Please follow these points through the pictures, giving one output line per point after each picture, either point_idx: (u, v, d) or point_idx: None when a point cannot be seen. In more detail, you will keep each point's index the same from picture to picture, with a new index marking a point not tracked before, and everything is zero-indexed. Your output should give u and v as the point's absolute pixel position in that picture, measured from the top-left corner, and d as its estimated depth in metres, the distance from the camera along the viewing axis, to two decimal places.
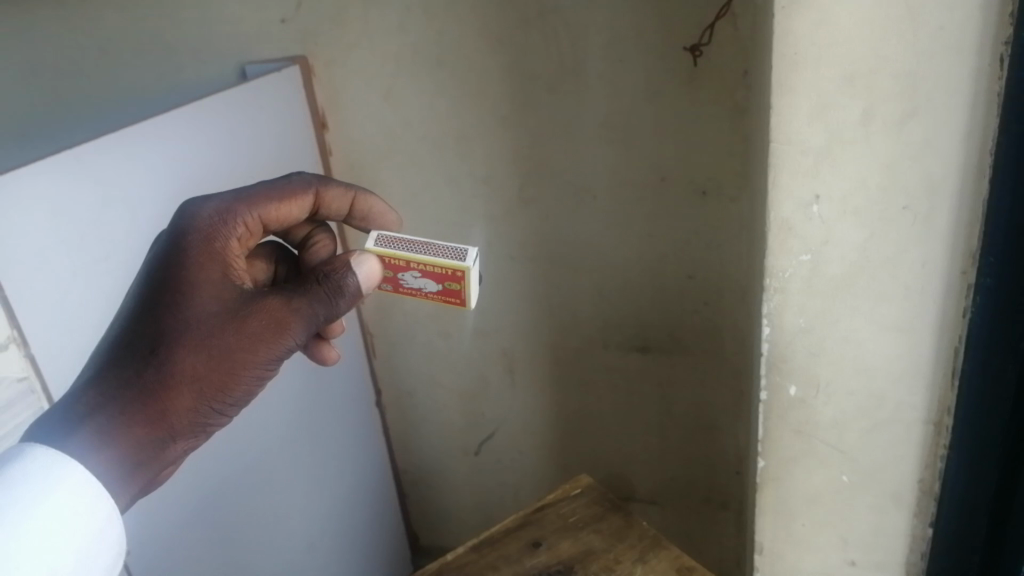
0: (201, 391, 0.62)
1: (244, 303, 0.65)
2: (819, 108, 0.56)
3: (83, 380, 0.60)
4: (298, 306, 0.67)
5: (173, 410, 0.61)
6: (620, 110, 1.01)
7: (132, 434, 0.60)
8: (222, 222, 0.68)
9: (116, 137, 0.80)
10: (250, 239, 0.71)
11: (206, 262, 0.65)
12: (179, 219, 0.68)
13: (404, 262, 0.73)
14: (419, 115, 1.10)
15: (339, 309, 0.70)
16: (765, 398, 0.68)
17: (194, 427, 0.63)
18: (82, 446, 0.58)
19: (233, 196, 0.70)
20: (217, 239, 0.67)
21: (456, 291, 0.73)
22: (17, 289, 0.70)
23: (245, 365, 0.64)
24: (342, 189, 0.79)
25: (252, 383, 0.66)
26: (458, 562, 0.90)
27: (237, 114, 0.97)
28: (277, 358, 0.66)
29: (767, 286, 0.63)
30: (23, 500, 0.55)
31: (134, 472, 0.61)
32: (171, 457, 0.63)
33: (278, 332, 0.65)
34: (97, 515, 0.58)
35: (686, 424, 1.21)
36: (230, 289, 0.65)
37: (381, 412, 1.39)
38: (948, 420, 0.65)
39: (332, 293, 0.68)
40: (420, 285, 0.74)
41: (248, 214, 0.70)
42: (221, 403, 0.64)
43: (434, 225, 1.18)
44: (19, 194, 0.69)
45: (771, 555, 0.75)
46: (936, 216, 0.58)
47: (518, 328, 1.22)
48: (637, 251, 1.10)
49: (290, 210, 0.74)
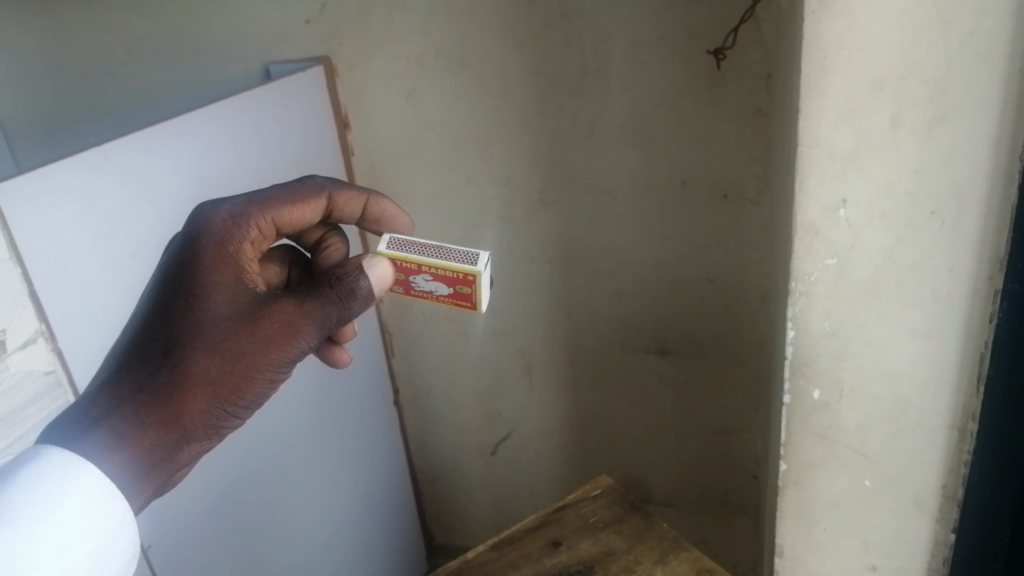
0: (214, 394, 0.63)
1: (257, 306, 0.65)
2: (849, 112, 0.56)
3: (96, 384, 0.61)
4: (311, 308, 0.67)
5: (186, 412, 0.62)
6: (642, 113, 1.01)
7: (147, 436, 0.60)
8: (235, 226, 0.69)
9: (143, 134, 0.81)
10: (263, 242, 0.72)
11: (220, 266, 0.66)
12: (193, 223, 0.69)
13: (416, 265, 0.73)
14: (441, 116, 1.11)
15: (351, 312, 0.70)
16: (788, 401, 0.68)
17: (207, 429, 0.64)
18: (96, 447, 0.58)
19: (246, 200, 0.71)
20: (230, 243, 0.68)
21: (467, 294, 0.73)
22: (47, 285, 0.71)
23: (258, 367, 0.65)
24: (355, 192, 0.80)
25: (264, 386, 0.66)
26: (480, 560, 0.91)
27: (261, 113, 0.98)
28: (289, 360, 0.66)
29: (791, 290, 0.63)
30: (38, 502, 0.55)
31: (148, 473, 0.61)
32: (184, 458, 0.64)
33: (290, 335, 0.66)
34: (109, 518, 0.58)
35: (703, 427, 1.21)
36: (242, 292, 0.66)
37: (398, 410, 1.39)
38: (972, 425, 0.64)
39: (344, 296, 0.69)
40: (432, 289, 0.74)
41: (261, 217, 0.71)
42: (234, 406, 0.65)
43: (454, 226, 1.18)
44: (49, 190, 0.71)
45: (792, 558, 0.76)
46: (964, 220, 0.58)
47: (537, 329, 1.23)
48: (656, 253, 1.10)
49: (303, 214, 0.75)
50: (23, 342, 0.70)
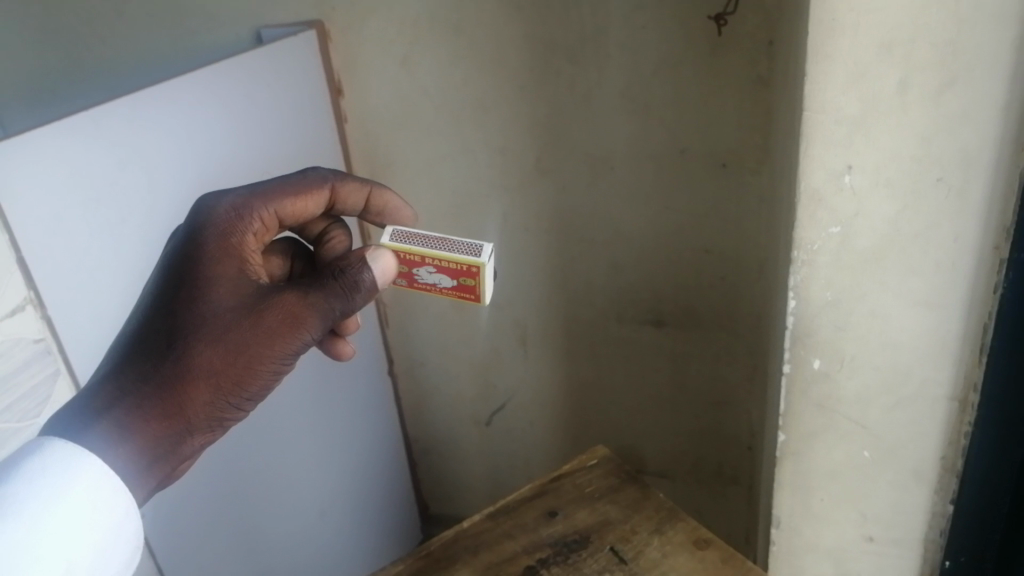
0: (217, 386, 0.61)
1: (261, 297, 0.64)
2: (856, 75, 0.56)
3: (99, 375, 0.60)
4: (315, 301, 0.65)
5: (191, 404, 0.60)
6: (641, 80, 0.99)
7: (150, 428, 0.59)
8: (238, 217, 0.67)
9: (133, 99, 0.79)
10: (266, 234, 0.70)
11: (223, 257, 0.64)
12: (196, 215, 0.67)
13: (419, 257, 0.72)
14: (436, 83, 1.09)
15: (355, 304, 0.68)
16: (788, 370, 0.68)
17: (211, 421, 0.62)
18: (99, 439, 0.57)
19: (249, 191, 0.69)
20: (233, 234, 0.66)
21: (470, 287, 0.72)
22: (38, 252, 0.70)
23: (261, 360, 0.63)
24: (358, 183, 0.77)
25: (269, 378, 0.65)
26: (475, 531, 0.87)
27: (252, 77, 0.96)
28: (293, 353, 0.65)
29: (794, 258, 0.63)
30: (42, 495, 0.55)
31: (152, 466, 0.60)
32: (188, 451, 0.62)
33: (294, 327, 0.64)
34: (114, 511, 0.57)
35: (699, 398, 1.20)
36: (246, 284, 0.64)
37: (392, 381, 1.39)
38: (974, 396, 0.65)
39: (348, 288, 0.67)
40: (435, 281, 0.73)
41: (265, 209, 0.69)
42: (237, 398, 0.63)
43: (450, 194, 1.17)
44: (36, 157, 0.69)
45: (788, 530, 0.77)
46: (970, 189, 0.57)
47: (533, 300, 1.22)
48: (653, 224, 1.09)
49: (306, 206, 0.73)
50: (11, 309, 0.70)
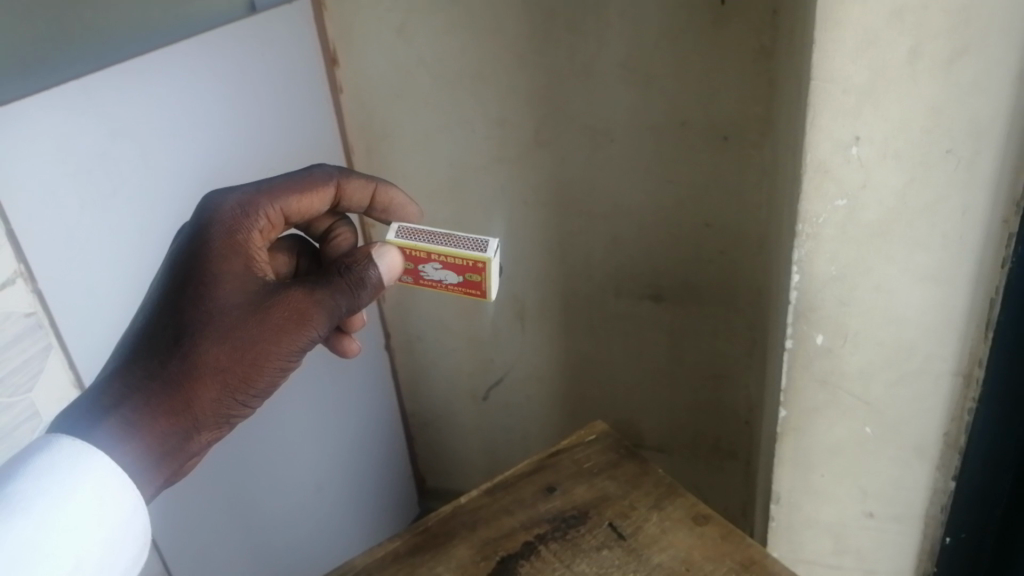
0: (225, 383, 0.61)
1: (268, 294, 0.64)
2: (865, 43, 0.55)
3: (107, 372, 0.59)
4: (321, 297, 0.65)
5: (198, 401, 0.60)
6: (642, 51, 0.97)
7: (158, 425, 0.59)
8: (245, 214, 0.67)
9: (124, 69, 0.77)
10: (272, 231, 0.70)
11: (229, 254, 0.64)
12: (202, 212, 0.67)
13: (425, 253, 0.72)
14: (434, 53, 1.07)
15: (360, 301, 0.68)
16: (790, 347, 0.69)
17: (219, 418, 0.62)
18: (107, 437, 0.57)
19: (255, 188, 0.69)
20: (239, 231, 0.66)
21: (477, 282, 0.71)
22: (26, 225, 0.69)
23: (268, 357, 0.63)
24: (363, 181, 0.77)
25: (276, 374, 0.64)
26: (472, 506, 0.87)
27: (246, 46, 0.94)
28: (300, 350, 0.64)
29: (799, 232, 0.64)
30: (49, 492, 0.54)
31: (160, 464, 0.60)
32: (196, 448, 0.62)
33: (301, 324, 0.64)
34: (122, 507, 0.56)
35: (697, 374, 1.20)
36: (252, 281, 0.64)
37: (390, 355, 1.38)
38: (978, 371, 0.66)
39: (354, 285, 0.67)
40: (441, 277, 0.72)
41: (271, 206, 0.69)
42: (244, 395, 0.63)
43: (446, 167, 1.15)
44: (25, 126, 0.68)
45: (788, 505, 0.78)
46: (980, 160, 0.58)
47: (531, 275, 1.21)
48: (653, 197, 1.07)
49: (311, 202, 0.73)
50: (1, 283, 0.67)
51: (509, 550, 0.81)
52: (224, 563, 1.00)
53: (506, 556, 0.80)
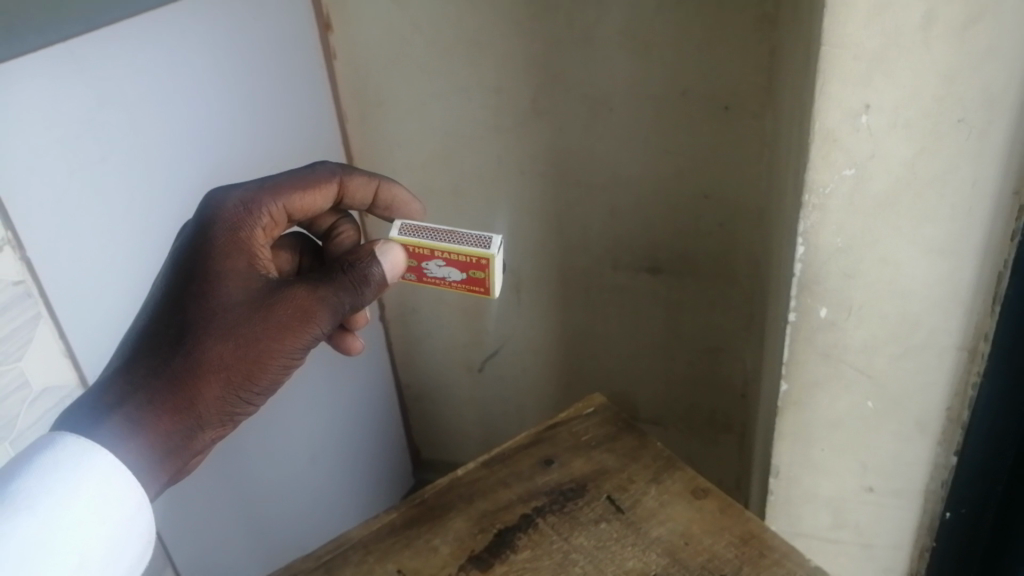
0: (228, 381, 0.61)
1: (271, 291, 0.63)
2: (877, 7, 0.54)
3: (111, 370, 0.59)
4: (325, 295, 0.64)
5: (202, 399, 0.60)
6: (643, 18, 0.95)
7: (162, 423, 0.58)
8: (247, 212, 0.66)
9: (111, 32, 0.75)
10: (275, 229, 0.69)
11: (232, 251, 0.63)
12: (205, 209, 0.66)
13: (428, 250, 0.70)
14: (430, 19, 1.04)
15: (364, 298, 0.67)
16: (794, 320, 0.68)
17: (223, 415, 0.62)
18: (111, 434, 0.56)
19: (258, 185, 0.68)
20: (241, 229, 0.65)
21: (480, 279, 0.70)
22: (14, 193, 0.67)
23: (272, 354, 0.62)
24: (366, 178, 0.76)
25: (280, 371, 0.64)
26: (469, 478, 0.86)
27: (237, 9, 0.91)
28: (303, 347, 0.64)
29: (805, 203, 0.62)
30: (53, 490, 0.53)
31: (163, 461, 0.59)
32: (200, 445, 0.62)
33: (304, 321, 0.63)
34: (127, 505, 0.56)
35: (694, 347, 1.19)
36: (255, 279, 0.63)
37: (384, 327, 1.37)
38: (983, 346, 0.66)
39: (358, 283, 0.66)
40: (444, 274, 0.71)
41: (273, 203, 0.68)
42: (248, 393, 0.62)
43: (442, 136, 1.13)
44: (10, 89, 0.66)
45: (787, 479, 0.78)
46: (992, 130, 0.57)
47: (527, 246, 1.19)
48: (652, 168, 1.06)
49: (315, 200, 0.72)
50: None
51: (507, 523, 0.80)
52: (219, 535, 1.00)
53: (503, 528, 0.80)
